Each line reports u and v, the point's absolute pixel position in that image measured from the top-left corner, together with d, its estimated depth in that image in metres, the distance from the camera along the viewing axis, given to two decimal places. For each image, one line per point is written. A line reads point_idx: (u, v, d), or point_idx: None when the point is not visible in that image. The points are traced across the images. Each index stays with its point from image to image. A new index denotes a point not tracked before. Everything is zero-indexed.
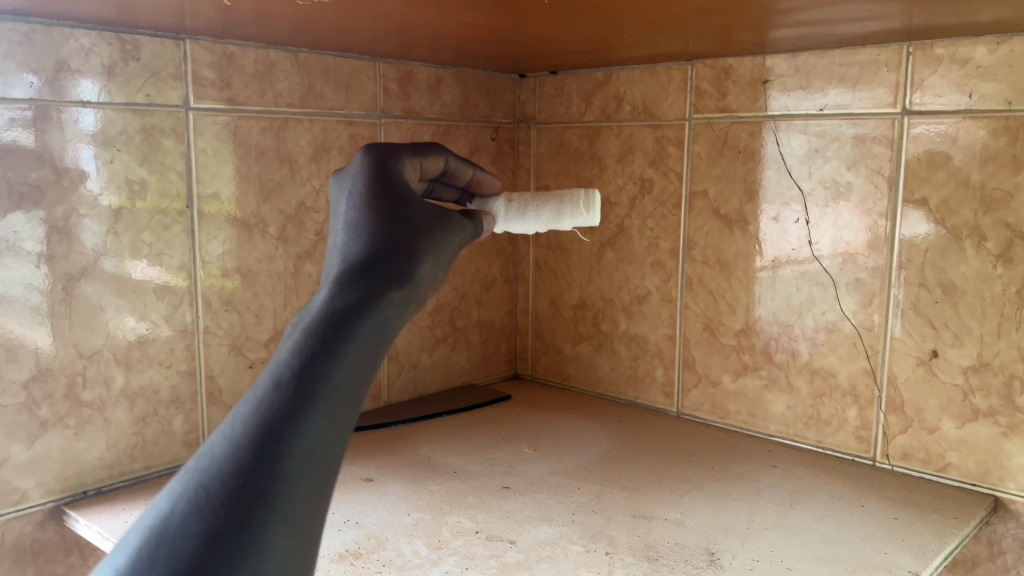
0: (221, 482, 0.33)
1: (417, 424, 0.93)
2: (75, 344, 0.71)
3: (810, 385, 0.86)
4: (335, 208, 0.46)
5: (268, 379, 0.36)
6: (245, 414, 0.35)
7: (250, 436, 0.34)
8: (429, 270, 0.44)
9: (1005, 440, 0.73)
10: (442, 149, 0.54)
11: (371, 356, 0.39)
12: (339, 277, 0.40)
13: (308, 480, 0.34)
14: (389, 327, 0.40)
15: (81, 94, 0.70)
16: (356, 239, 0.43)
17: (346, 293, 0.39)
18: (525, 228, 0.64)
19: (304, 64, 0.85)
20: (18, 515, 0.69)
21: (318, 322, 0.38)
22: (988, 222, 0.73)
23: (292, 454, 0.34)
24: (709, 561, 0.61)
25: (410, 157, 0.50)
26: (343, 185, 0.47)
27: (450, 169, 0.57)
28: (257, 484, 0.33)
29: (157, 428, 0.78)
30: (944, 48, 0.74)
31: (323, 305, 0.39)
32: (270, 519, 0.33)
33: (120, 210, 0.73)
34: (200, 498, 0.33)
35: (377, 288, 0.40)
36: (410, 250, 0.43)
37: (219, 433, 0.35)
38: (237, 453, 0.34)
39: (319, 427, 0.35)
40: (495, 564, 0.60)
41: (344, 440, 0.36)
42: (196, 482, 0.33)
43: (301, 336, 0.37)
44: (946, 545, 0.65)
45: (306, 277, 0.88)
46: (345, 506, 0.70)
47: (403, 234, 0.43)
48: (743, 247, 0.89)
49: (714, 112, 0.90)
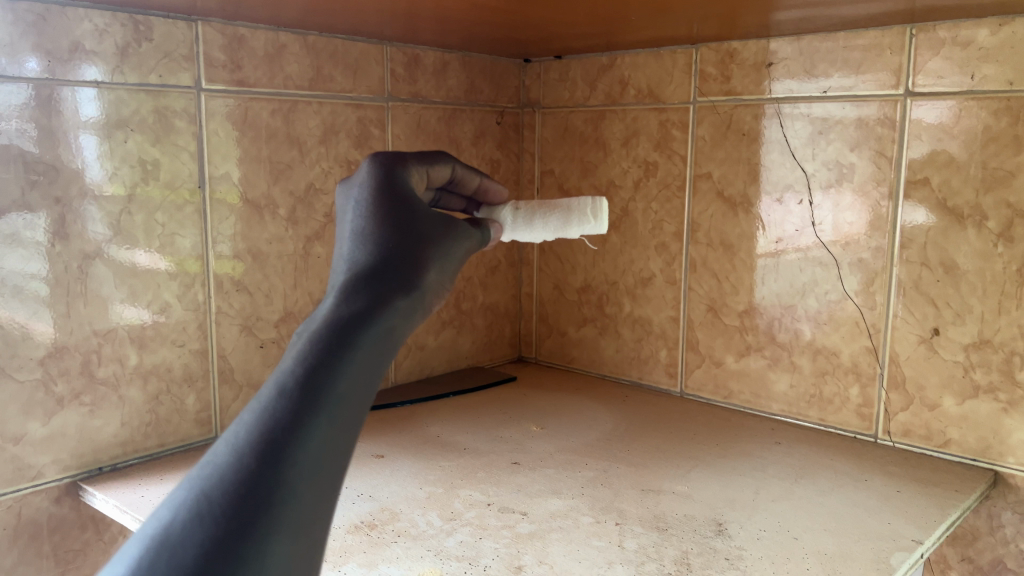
0: (224, 490, 0.33)
1: (424, 404, 0.94)
2: (89, 322, 0.72)
3: (812, 364, 0.87)
4: (341, 218, 0.47)
5: (273, 386, 0.36)
6: (250, 423, 0.35)
7: (254, 444, 0.34)
8: (435, 278, 0.44)
9: (1006, 416, 0.75)
10: (448, 157, 0.55)
11: (376, 364, 0.39)
12: (345, 285, 0.41)
13: (312, 489, 0.34)
14: (395, 335, 0.40)
15: (96, 74, 0.71)
16: (361, 249, 0.43)
17: (352, 302, 0.40)
18: (533, 236, 0.65)
19: (313, 47, 0.86)
20: (35, 491, 0.70)
21: (323, 331, 0.38)
22: (989, 202, 0.74)
23: (296, 462, 0.34)
24: (718, 531, 0.62)
25: (417, 165, 0.51)
26: (350, 193, 0.48)
27: (458, 177, 0.58)
28: (259, 494, 0.33)
29: (170, 406, 0.79)
30: (946, 31, 0.75)
31: (328, 313, 0.39)
32: (274, 527, 0.33)
33: (132, 191, 0.74)
34: (203, 507, 0.33)
35: (383, 296, 0.40)
36: (415, 259, 0.43)
37: (223, 441, 0.35)
38: (241, 461, 0.34)
39: (323, 435, 0.35)
40: (508, 534, 0.61)
41: (348, 448, 0.36)
42: (199, 491, 0.34)
43: (306, 344, 0.38)
44: (948, 515, 0.66)
45: (315, 259, 0.89)
46: (358, 481, 0.71)
47: (409, 243, 0.44)
48: (746, 229, 0.90)
49: (719, 96, 0.91)
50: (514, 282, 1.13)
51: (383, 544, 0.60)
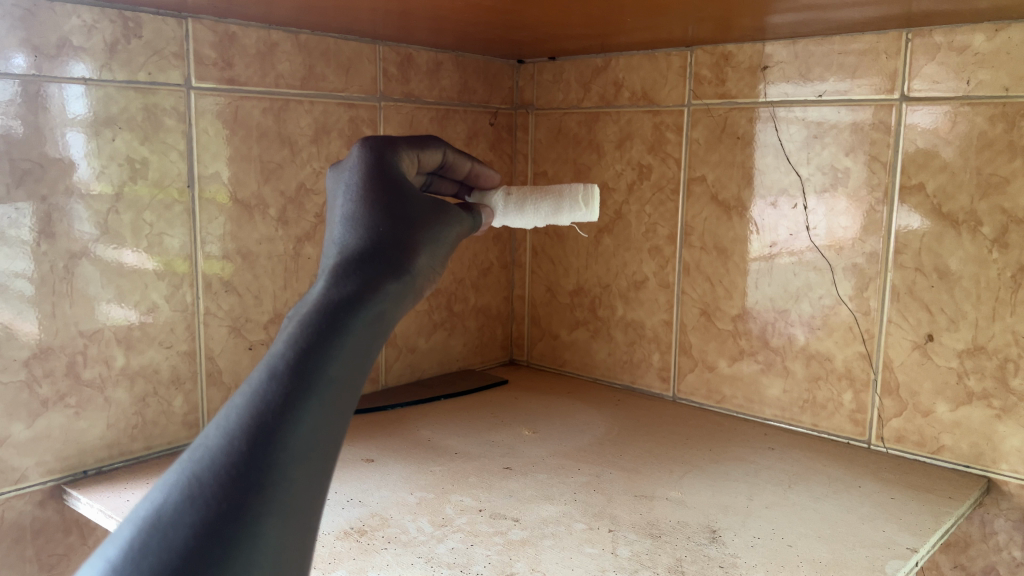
0: (215, 472, 0.32)
1: (415, 407, 0.93)
2: (75, 323, 0.71)
3: (805, 369, 0.87)
4: (332, 202, 0.45)
5: (263, 370, 0.35)
6: (239, 406, 0.34)
7: (245, 427, 0.33)
8: (426, 264, 0.43)
9: (999, 423, 0.75)
10: (439, 143, 0.53)
11: (366, 347, 0.38)
12: (335, 268, 0.40)
13: (303, 473, 0.34)
14: (386, 320, 0.39)
15: (83, 71, 0.70)
16: (352, 232, 0.42)
17: (342, 285, 0.39)
18: (524, 223, 0.64)
19: (305, 45, 0.85)
20: (19, 494, 0.69)
21: (314, 315, 0.37)
22: (984, 208, 0.74)
23: (288, 445, 0.34)
24: (711, 538, 0.62)
25: (408, 150, 0.49)
26: (340, 178, 0.46)
27: (449, 163, 0.57)
28: (250, 476, 0.33)
29: (157, 408, 0.78)
30: (942, 36, 0.75)
31: (319, 297, 0.38)
32: (265, 509, 0.32)
33: (120, 190, 0.73)
34: (193, 489, 0.32)
35: (374, 280, 0.39)
36: (407, 243, 0.42)
37: (213, 425, 0.34)
38: (232, 444, 0.33)
39: (314, 419, 0.35)
40: (500, 541, 0.61)
41: (340, 432, 0.36)
42: (189, 473, 0.33)
43: (295, 327, 0.37)
44: (943, 522, 0.66)
45: (305, 259, 0.88)
46: (348, 485, 0.70)
47: (401, 227, 0.43)
48: (740, 232, 0.90)
49: (713, 99, 0.90)
50: (505, 283, 1.12)
51: (373, 550, 0.59)
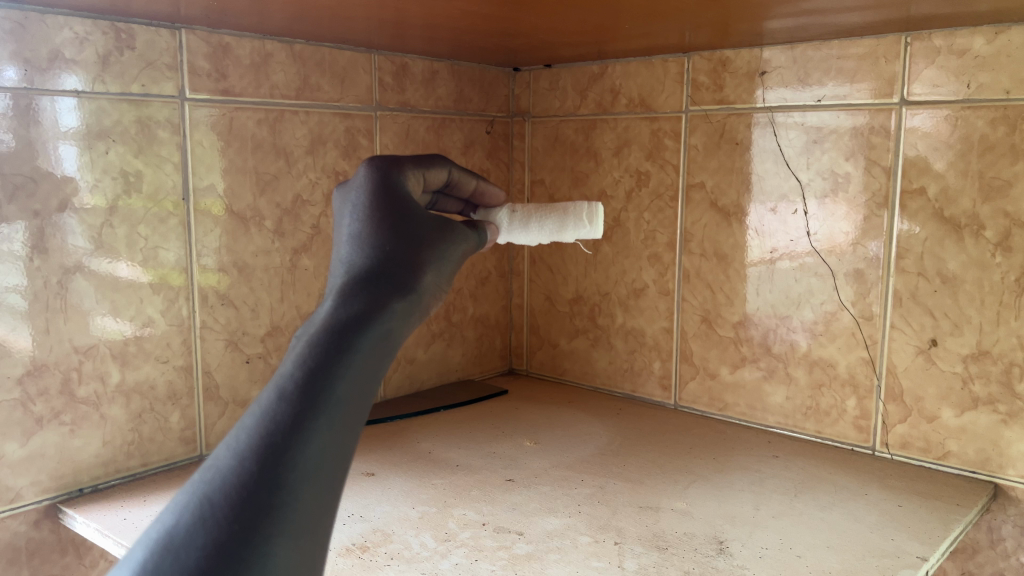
0: (226, 494, 0.32)
1: (415, 419, 0.92)
2: (69, 339, 0.70)
3: (808, 375, 0.86)
4: (337, 222, 0.44)
5: (272, 391, 0.34)
6: (249, 427, 0.33)
7: (255, 448, 0.33)
8: (432, 281, 0.42)
9: (1005, 428, 0.74)
10: (445, 160, 0.52)
11: (374, 366, 0.37)
12: (343, 288, 0.39)
13: (312, 493, 0.33)
14: (393, 339, 0.38)
15: (74, 84, 0.69)
16: (358, 251, 0.41)
17: (349, 305, 0.38)
18: (528, 238, 0.63)
19: (299, 55, 0.85)
20: (13, 514, 0.68)
21: (321, 335, 0.36)
22: (986, 211, 0.73)
23: (296, 465, 0.33)
24: (719, 550, 0.61)
25: (413, 169, 0.48)
26: (346, 197, 0.45)
27: (455, 180, 0.55)
28: (260, 496, 0.32)
29: (154, 424, 0.77)
30: (941, 39, 0.74)
31: (326, 317, 0.37)
32: (275, 530, 0.32)
33: (114, 203, 0.72)
34: (205, 511, 0.32)
35: (380, 299, 0.38)
36: (413, 260, 0.41)
37: (224, 446, 0.33)
38: (241, 465, 0.32)
39: (323, 438, 0.34)
40: (505, 555, 0.60)
41: (349, 452, 0.35)
42: (200, 495, 0.32)
43: (303, 347, 0.36)
44: (952, 530, 0.65)
45: (302, 271, 0.87)
46: (350, 500, 0.69)
47: (407, 245, 0.42)
48: (740, 239, 0.89)
49: (711, 105, 0.90)
50: (503, 292, 1.11)
51: (376, 567, 0.58)
